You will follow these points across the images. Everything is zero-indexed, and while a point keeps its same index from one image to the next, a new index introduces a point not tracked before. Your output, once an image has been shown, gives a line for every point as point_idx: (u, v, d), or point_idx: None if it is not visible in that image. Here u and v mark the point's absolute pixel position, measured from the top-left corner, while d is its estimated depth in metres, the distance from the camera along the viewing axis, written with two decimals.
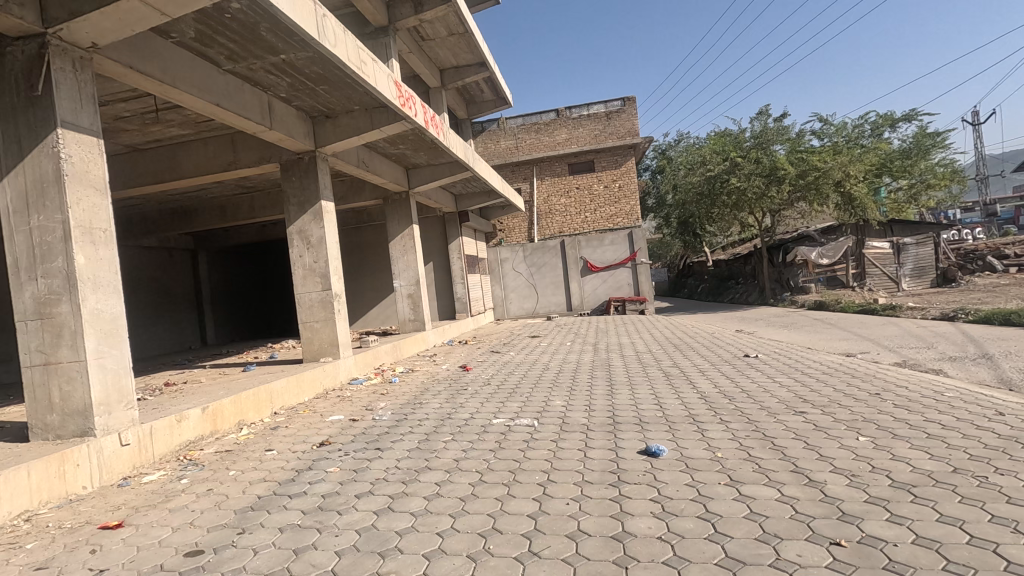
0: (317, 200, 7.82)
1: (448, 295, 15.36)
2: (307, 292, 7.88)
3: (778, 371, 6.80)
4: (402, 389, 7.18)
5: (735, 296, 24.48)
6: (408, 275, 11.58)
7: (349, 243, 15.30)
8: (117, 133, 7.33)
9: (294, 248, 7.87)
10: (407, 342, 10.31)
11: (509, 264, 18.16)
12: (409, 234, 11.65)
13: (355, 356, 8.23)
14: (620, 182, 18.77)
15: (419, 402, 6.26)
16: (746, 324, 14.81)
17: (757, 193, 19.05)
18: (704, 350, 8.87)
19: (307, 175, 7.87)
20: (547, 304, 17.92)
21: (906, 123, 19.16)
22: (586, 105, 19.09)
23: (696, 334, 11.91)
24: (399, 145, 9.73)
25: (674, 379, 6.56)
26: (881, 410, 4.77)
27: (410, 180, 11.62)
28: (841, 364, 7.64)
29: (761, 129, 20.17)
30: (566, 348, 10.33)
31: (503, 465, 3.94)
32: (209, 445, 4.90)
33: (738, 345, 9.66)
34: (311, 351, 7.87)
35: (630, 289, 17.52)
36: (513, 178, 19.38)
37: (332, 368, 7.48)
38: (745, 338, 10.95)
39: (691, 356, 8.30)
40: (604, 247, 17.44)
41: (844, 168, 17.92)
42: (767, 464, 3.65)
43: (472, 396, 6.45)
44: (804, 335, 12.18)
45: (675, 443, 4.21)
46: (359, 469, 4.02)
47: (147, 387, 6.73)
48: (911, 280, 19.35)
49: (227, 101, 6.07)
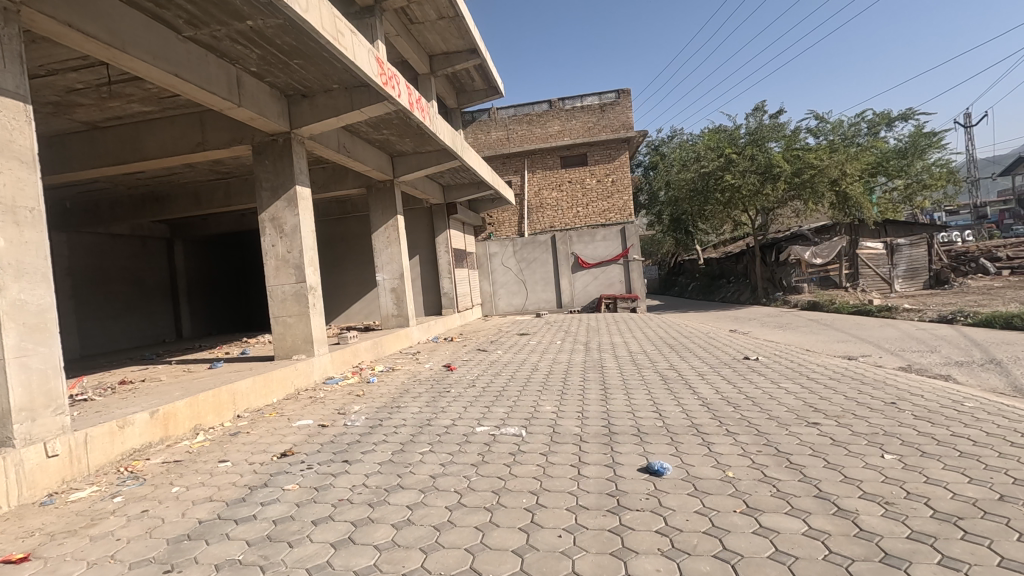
0: (292, 185, 7.26)
1: (434, 290, 14.85)
2: (279, 284, 7.33)
3: (782, 376, 6.39)
4: (380, 390, 6.68)
5: (727, 294, 24.20)
6: (392, 268, 11.06)
7: (332, 234, 14.73)
8: (72, 108, 6.73)
9: (266, 237, 7.31)
10: (389, 339, 9.80)
11: (498, 258, 17.70)
12: (394, 225, 11.11)
13: (332, 354, 7.70)
14: (613, 177, 18.31)
15: (397, 405, 5.76)
16: (741, 324, 14.47)
17: (752, 190, 18.71)
18: (700, 351, 8.45)
19: (282, 158, 7.30)
20: (536, 300, 17.48)
21: (903, 122, 18.88)
22: (579, 97, 18.60)
23: (690, 333, 11.50)
24: (382, 130, 9.17)
25: (673, 384, 6.11)
26: (901, 422, 4.35)
27: (395, 168, 11.08)
28: (846, 368, 7.25)
29: (756, 125, 19.84)
30: (556, 346, 9.87)
31: (485, 484, 3.46)
32: (157, 454, 4.36)
33: (735, 346, 9.25)
34: (283, 348, 7.33)
35: (621, 286, 17.11)
36: (504, 171, 18.89)
37: (305, 367, 6.94)
38: (741, 339, 10.55)
39: (688, 357, 7.87)
40: (596, 243, 17.02)
41: (840, 167, 17.67)
42: (786, 487, 3.20)
43: (455, 399, 5.95)
44: (801, 335, 11.83)
45: (679, 459, 3.76)
46: (321, 488, 3.52)
47: (99, 385, 6.15)
48: (904, 281, 19.20)
49: (188, 72, 5.50)
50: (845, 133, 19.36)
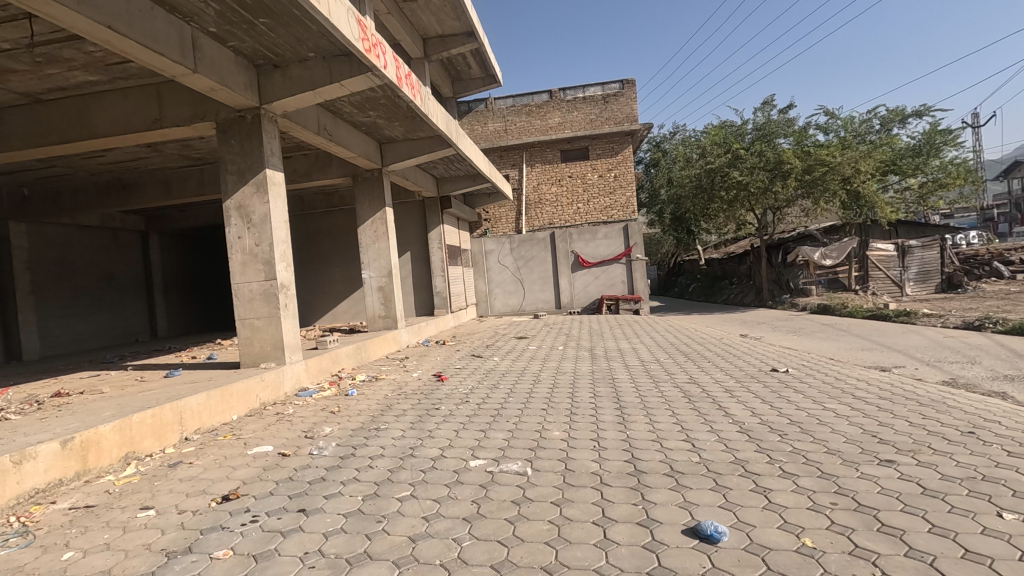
0: (262, 168, 6.34)
1: (426, 288, 13.95)
2: (246, 282, 6.40)
3: (822, 393, 5.55)
4: (359, 404, 5.78)
5: (730, 296, 23.42)
6: (380, 265, 10.15)
7: (318, 228, 13.87)
8: (4, 75, 5.79)
9: (231, 227, 6.39)
10: (373, 343, 8.87)
11: (494, 256, 16.80)
12: (381, 217, 10.19)
13: (306, 362, 6.79)
14: (616, 172, 17.47)
15: (378, 426, 4.87)
16: (751, 328, 13.67)
17: (761, 188, 17.91)
18: (720, 360, 7.60)
19: (250, 136, 6.36)
20: (534, 301, 16.63)
21: (917, 119, 18.10)
22: (581, 87, 17.72)
23: (701, 339, 10.66)
24: (368, 111, 8.25)
25: (699, 403, 5.24)
26: (1000, 463, 3.50)
27: (383, 156, 10.15)
28: (887, 381, 6.44)
29: (764, 120, 19.08)
30: (558, 353, 9.00)
31: (482, 554, 2.58)
32: (65, 497, 3.44)
33: (756, 354, 8.42)
34: (250, 354, 6.41)
35: (624, 286, 16.28)
36: (501, 164, 17.97)
37: (272, 378, 6.03)
38: (758, 346, 9.74)
39: (707, 368, 7.03)
40: (598, 241, 16.18)
41: (853, 164, 16.94)
42: (895, 570, 2.34)
43: (446, 419, 5.06)
44: (819, 342, 11.01)
45: (733, 516, 2.88)
46: (261, 557, 2.62)
47: (26, 399, 5.22)
48: (915, 285, 18.52)
49: (127, 26, 4.59)
50: (858, 129, 18.58)
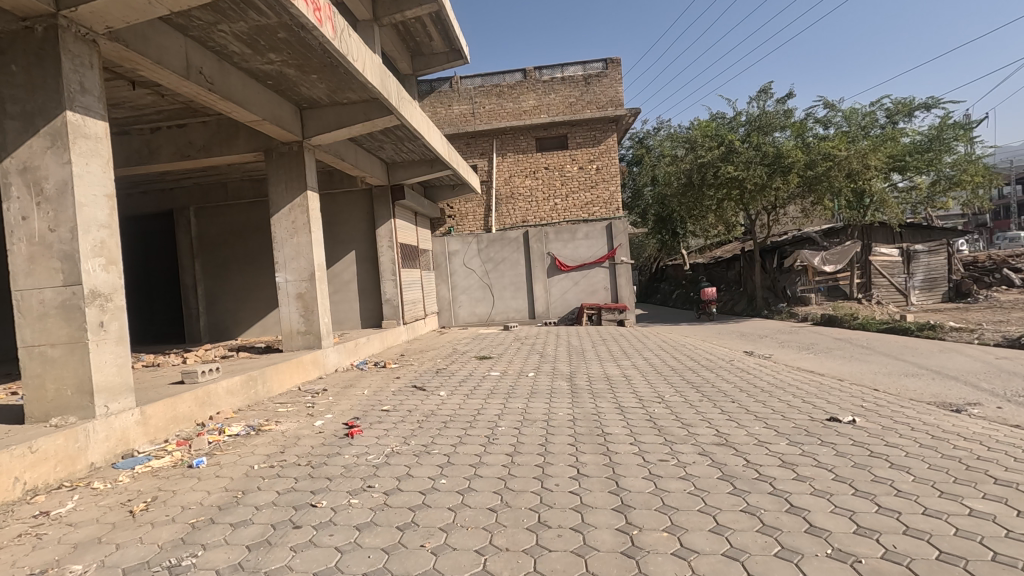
0: (59, 107, 4.01)
1: (374, 295, 11.66)
2: (35, 288, 4.07)
3: (942, 472, 3.46)
4: (193, 492, 3.49)
5: (719, 304, 21.57)
6: (300, 266, 7.86)
7: (246, 222, 11.88)
8: None
9: (11, 202, 4.05)
10: (280, 371, 6.61)
11: (459, 258, 14.59)
12: (302, 204, 7.87)
13: (141, 410, 4.45)
14: (597, 164, 15.45)
15: (174, 561, 2.60)
16: (758, 345, 11.68)
17: (758, 184, 16.13)
18: (749, 399, 5.51)
19: (42, 59, 4.01)
20: (504, 309, 14.47)
21: (926, 111, 16.43)
22: (560, 66, 15.68)
23: (706, 360, 8.62)
24: (268, 53, 5.98)
25: (757, 501, 3.08)
26: None
27: (304, 126, 7.87)
28: (1006, 437, 4.37)
29: (759, 111, 17.39)
30: (528, 382, 6.85)
31: None
32: None
33: (789, 386, 6.35)
34: (39, 403, 4.05)
35: (606, 294, 14.25)
36: (469, 153, 15.78)
37: (55, 446, 3.66)
38: (782, 371, 7.72)
39: (738, 415, 4.93)
40: (577, 242, 14.16)
41: (862, 159, 15.26)
42: None
43: (314, 538, 2.81)
44: (848, 365, 9.03)
45: None
46: None
47: None
48: (921, 294, 17.30)
49: None
50: (861, 122, 16.87)
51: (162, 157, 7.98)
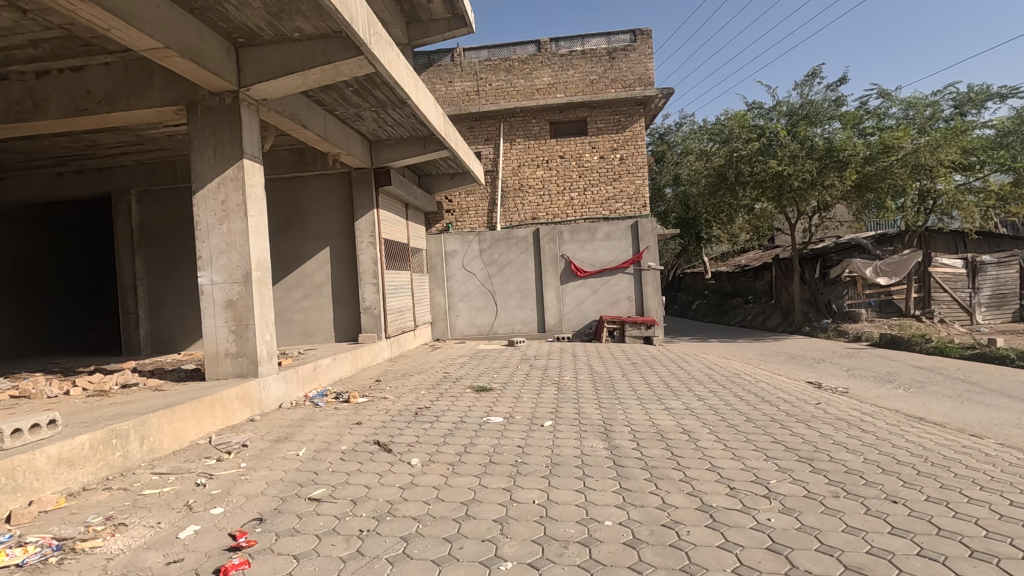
0: None
1: (350, 301, 9.49)
2: None
3: None
4: None
5: (747, 318, 19.32)
6: (231, 264, 5.70)
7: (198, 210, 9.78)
8: None
9: None
10: (177, 419, 4.42)
11: (458, 260, 12.43)
12: (235, 178, 5.72)
13: None
14: (621, 153, 13.28)
15: None
16: (823, 374, 9.44)
17: (807, 181, 13.87)
18: (924, 501, 3.26)
19: None
20: (509, 321, 12.30)
21: (1001, 101, 14.23)
22: (579, 38, 13.63)
23: (783, 399, 6.39)
24: None
25: None
26: None
27: (241, 70, 5.74)
28: None
29: (804, 98, 15.27)
30: (547, 440, 4.64)
31: None
32: None
33: (956, 462, 4.08)
34: None
35: (630, 305, 12.05)
36: (472, 138, 13.68)
37: None
38: (905, 425, 5.48)
39: (938, 547, 2.69)
40: (596, 243, 12.02)
41: (933, 152, 12.98)
42: None
43: None
44: (970, 409, 6.76)
45: None
46: None
47: None
48: (989, 311, 15.18)
49: None
50: (926, 111, 14.64)
51: (50, 110, 5.86)
